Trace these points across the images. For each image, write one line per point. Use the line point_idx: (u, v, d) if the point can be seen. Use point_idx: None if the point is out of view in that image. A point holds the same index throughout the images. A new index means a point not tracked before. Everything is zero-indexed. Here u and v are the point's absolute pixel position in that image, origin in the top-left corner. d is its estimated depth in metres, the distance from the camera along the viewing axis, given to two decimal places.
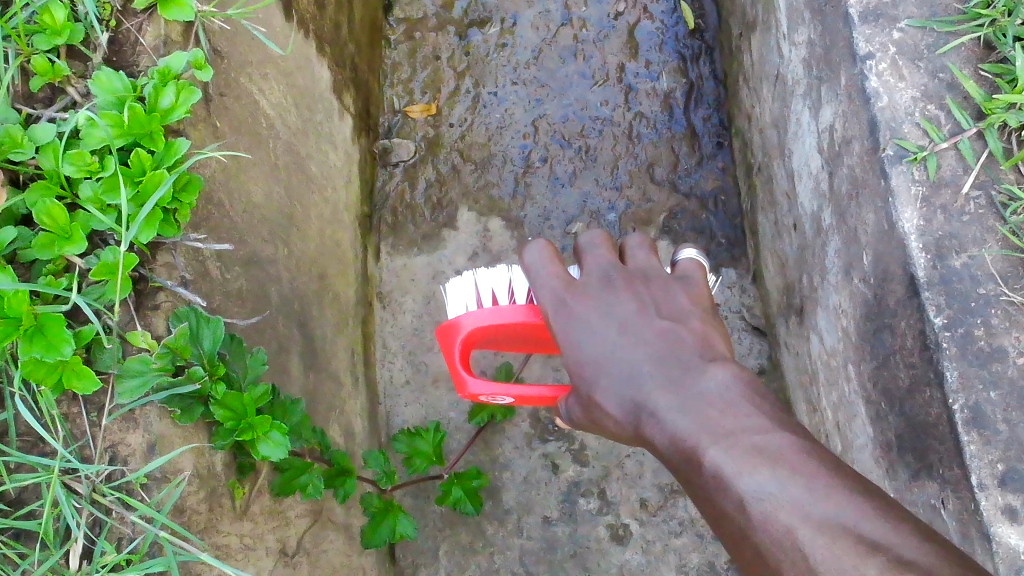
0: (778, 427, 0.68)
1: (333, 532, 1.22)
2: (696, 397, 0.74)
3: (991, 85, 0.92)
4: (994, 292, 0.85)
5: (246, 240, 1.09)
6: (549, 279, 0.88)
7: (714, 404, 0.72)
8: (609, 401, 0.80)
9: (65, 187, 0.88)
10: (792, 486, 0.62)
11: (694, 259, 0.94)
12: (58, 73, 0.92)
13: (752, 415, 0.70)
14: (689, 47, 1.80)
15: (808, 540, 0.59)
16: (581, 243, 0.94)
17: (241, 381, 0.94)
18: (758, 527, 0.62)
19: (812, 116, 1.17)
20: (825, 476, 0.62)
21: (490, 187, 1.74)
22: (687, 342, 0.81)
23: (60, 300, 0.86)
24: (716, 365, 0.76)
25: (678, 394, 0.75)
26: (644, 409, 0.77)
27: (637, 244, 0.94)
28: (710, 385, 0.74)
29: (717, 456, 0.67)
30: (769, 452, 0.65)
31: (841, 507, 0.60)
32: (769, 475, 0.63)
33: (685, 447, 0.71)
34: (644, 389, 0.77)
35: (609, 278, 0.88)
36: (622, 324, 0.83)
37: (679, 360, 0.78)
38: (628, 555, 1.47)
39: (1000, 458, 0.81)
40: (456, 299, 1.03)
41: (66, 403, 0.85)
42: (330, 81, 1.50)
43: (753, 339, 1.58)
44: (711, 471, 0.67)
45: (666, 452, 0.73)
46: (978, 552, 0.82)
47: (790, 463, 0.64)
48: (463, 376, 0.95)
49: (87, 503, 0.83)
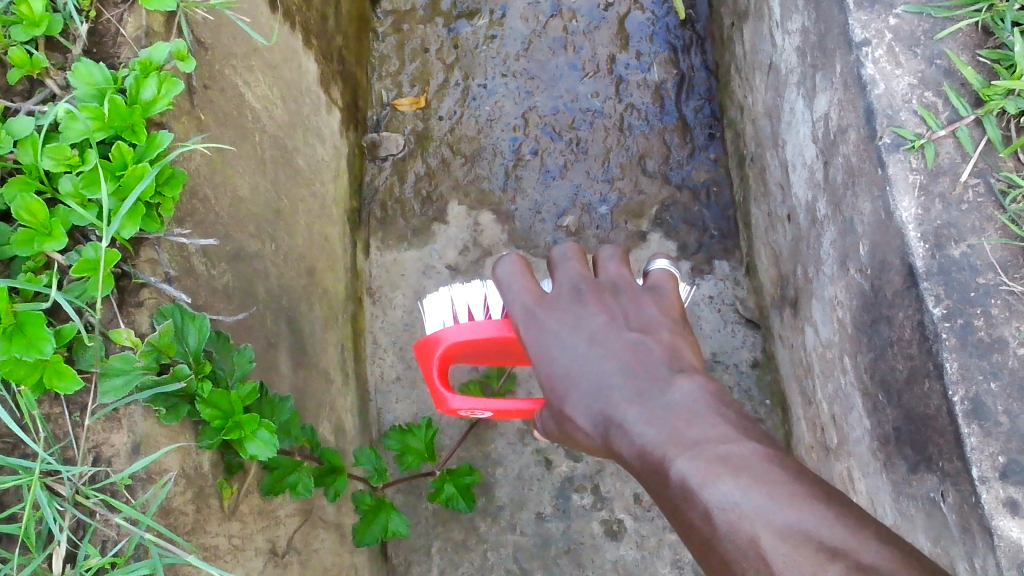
0: (743, 436, 0.67)
1: (323, 531, 1.20)
2: (663, 408, 0.73)
3: (989, 71, 0.91)
4: (994, 281, 0.84)
5: (231, 235, 1.06)
6: (521, 293, 0.88)
7: (680, 415, 0.72)
8: (579, 413, 0.80)
9: (44, 182, 0.86)
10: (755, 495, 0.61)
11: (666, 269, 0.93)
12: (36, 65, 0.89)
13: (717, 425, 0.69)
14: (680, 38, 1.78)
15: (771, 549, 0.58)
16: (554, 256, 0.94)
17: (228, 378, 0.92)
18: (723, 537, 0.61)
19: (807, 105, 1.16)
20: (788, 484, 0.61)
21: (480, 180, 1.72)
22: (656, 353, 0.80)
23: (41, 298, 0.84)
24: (683, 376, 0.76)
25: (645, 406, 0.74)
26: (612, 422, 0.76)
27: (609, 257, 0.94)
28: (677, 396, 0.74)
29: (683, 467, 0.66)
30: (732, 462, 0.64)
31: (802, 513, 0.59)
32: (733, 484, 0.62)
33: (652, 458, 0.70)
34: (613, 401, 0.77)
35: (579, 291, 0.88)
36: (591, 336, 0.83)
37: (647, 371, 0.78)
38: (622, 550, 1.46)
39: (1001, 450, 0.80)
40: (434, 315, 1.01)
41: (48, 403, 0.83)
42: (318, 73, 1.47)
43: (747, 332, 1.57)
44: (678, 482, 0.66)
45: (634, 464, 0.73)
46: (979, 545, 0.81)
47: (753, 472, 0.63)
48: (442, 393, 0.94)
49: (70, 506, 0.81)
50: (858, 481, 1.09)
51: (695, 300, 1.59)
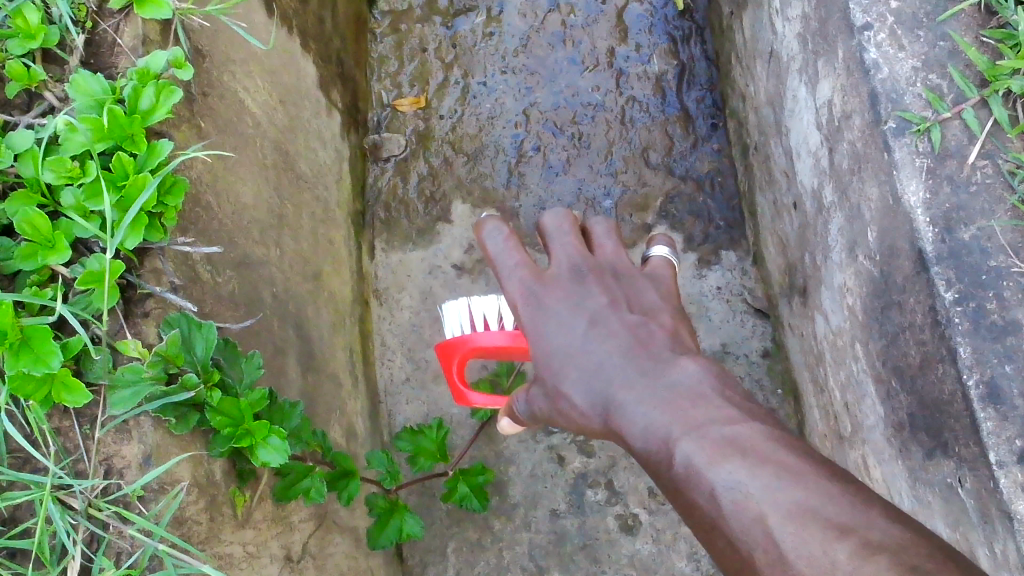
0: (746, 417, 0.67)
1: (337, 535, 1.20)
2: (667, 389, 0.73)
3: (994, 51, 0.90)
4: (1005, 264, 0.83)
5: (235, 242, 1.06)
6: (517, 268, 0.85)
7: (685, 396, 0.72)
8: (577, 393, 0.79)
9: (47, 195, 0.86)
10: (760, 474, 0.61)
11: (665, 257, 0.93)
12: (34, 78, 0.89)
13: (721, 407, 0.69)
14: (679, 28, 1.77)
15: (778, 528, 0.57)
16: (547, 227, 0.90)
17: (238, 388, 0.92)
18: (729, 517, 0.61)
19: (810, 91, 1.15)
20: (794, 464, 0.61)
21: (483, 178, 1.71)
22: (657, 336, 0.81)
23: (47, 312, 0.84)
24: (685, 359, 0.77)
25: (648, 387, 0.74)
26: (612, 404, 0.76)
27: (604, 232, 0.91)
28: (680, 377, 0.74)
29: (688, 448, 0.66)
30: (739, 442, 0.64)
31: (809, 492, 0.59)
32: (739, 464, 0.62)
33: (657, 439, 0.70)
34: (614, 382, 0.77)
35: (578, 270, 0.85)
36: (592, 316, 0.81)
37: (649, 353, 0.78)
38: (638, 545, 1.45)
39: (1018, 434, 0.79)
40: (452, 319, 1.08)
41: (57, 417, 0.83)
42: (316, 76, 1.47)
43: (756, 322, 1.56)
44: (683, 462, 0.66)
45: (636, 445, 0.72)
46: (998, 531, 0.80)
47: (759, 452, 0.63)
48: (462, 390, 1.00)
49: (83, 519, 0.81)
50: (873, 468, 1.08)
51: (702, 291, 1.58)
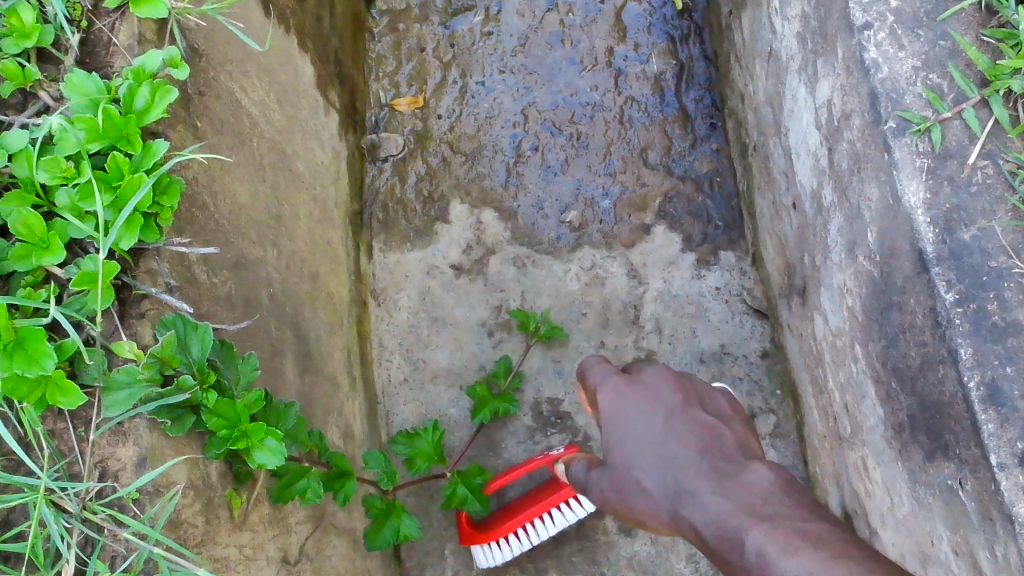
0: (818, 519, 0.66)
1: (335, 537, 1.20)
2: (741, 485, 0.73)
3: (994, 51, 0.89)
4: (1006, 265, 0.83)
5: (232, 242, 1.05)
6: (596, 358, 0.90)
7: (757, 493, 0.71)
8: (648, 482, 0.79)
9: (41, 196, 0.85)
10: (835, 567, 0.59)
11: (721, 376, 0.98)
12: (29, 77, 0.88)
13: (794, 507, 0.68)
14: (677, 28, 1.77)
15: None
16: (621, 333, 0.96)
17: (234, 389, 0.91)
18: None
19: (809, 91, 1.15)
20: (868, 562, 0.60)
21: (481, 178, 1.70)
22: (729, 437, 0.81)
23: (41, 314, 0.83)
24: (757, 461, 0.76)
25: (721, 481, 0.74)
26: (683, 496, 0.76)
27: None
28: (753, 476, 0.74)
29: (761, 540, 0.65)
30: (813, 538, 0.63)
31: None
32: (813, 557, 0.61)
33: (727, 532, 0.69)
34: (687, 472, 0.77)
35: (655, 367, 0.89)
36: (668, 409, 0.83)
37: (723, 451, 0.78)
38: (637, 546, 1.45)
39: (1020, 437, 0.79)
40: None
41: (51, 419, 0.83)
42: (314, 76, 1.46)
43: (755, 322, 1.55)
44: (756, 554, 0.64)
45: (706, 537, 0.71)
46: (1000, 534, 0.79)
47: (833, 548, 0.61)
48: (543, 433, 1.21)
49: (78, 522, 0.80)
50: (873, 469, 1.07)
51: (701, 291, 1.58)
